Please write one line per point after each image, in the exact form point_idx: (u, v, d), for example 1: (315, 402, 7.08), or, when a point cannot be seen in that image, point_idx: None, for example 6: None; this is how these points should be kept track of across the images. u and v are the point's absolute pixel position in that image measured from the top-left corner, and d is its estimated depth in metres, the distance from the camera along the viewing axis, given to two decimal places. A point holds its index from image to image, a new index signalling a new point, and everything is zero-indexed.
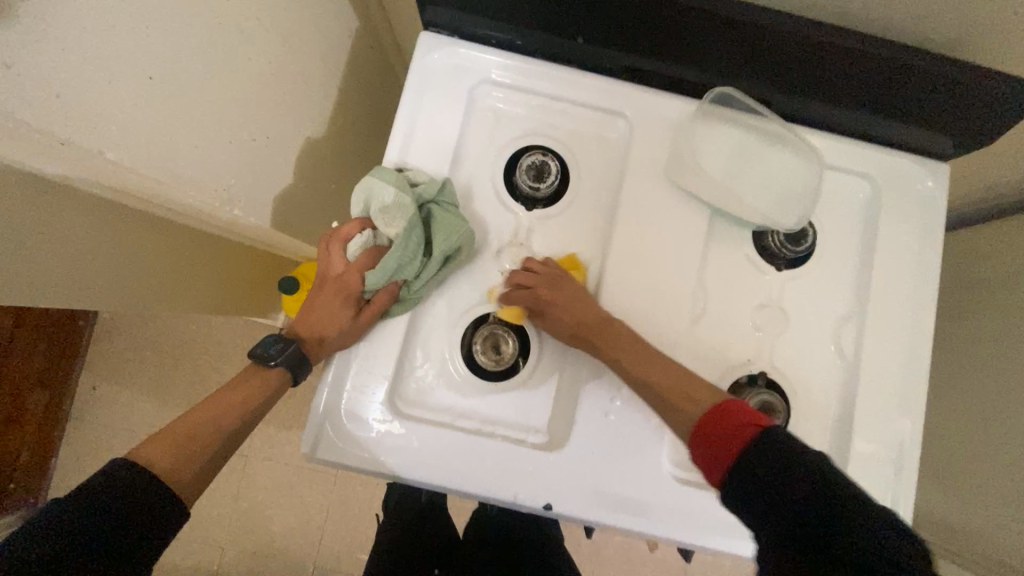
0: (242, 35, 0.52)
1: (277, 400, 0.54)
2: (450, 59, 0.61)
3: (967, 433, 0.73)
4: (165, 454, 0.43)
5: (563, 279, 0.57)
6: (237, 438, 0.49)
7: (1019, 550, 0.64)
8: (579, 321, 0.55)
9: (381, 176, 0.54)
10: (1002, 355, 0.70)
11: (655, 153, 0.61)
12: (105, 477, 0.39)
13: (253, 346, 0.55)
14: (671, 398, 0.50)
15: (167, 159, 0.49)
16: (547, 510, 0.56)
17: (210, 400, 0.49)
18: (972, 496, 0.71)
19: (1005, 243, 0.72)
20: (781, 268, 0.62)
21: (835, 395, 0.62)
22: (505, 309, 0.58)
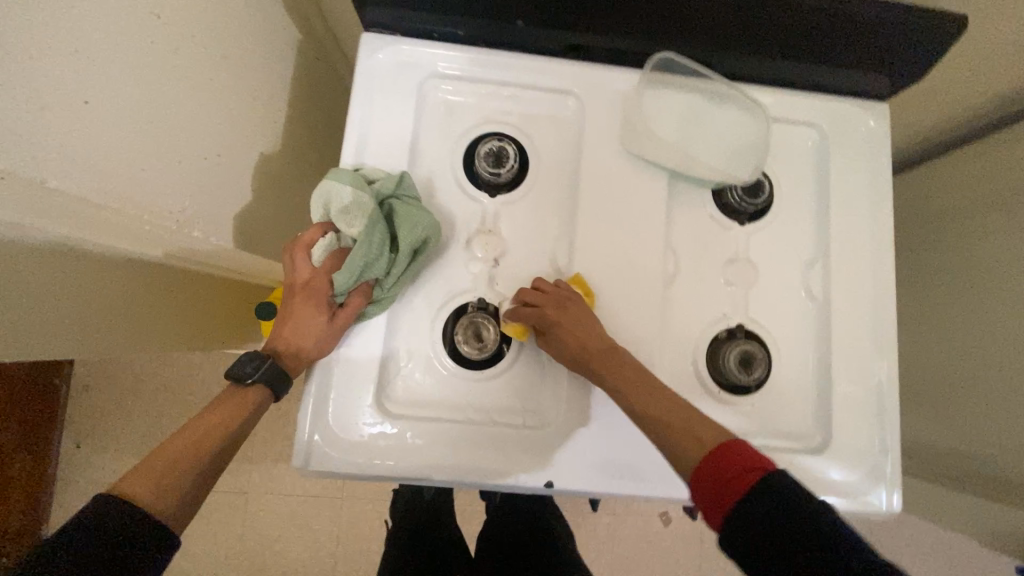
0: (180, 55, 0.51)
1: (258, 418, 0.53)
2: (395, 58, 0.61)
3: (949, 362, 0.77)
4: (148, 483, 0.42)
5: (573, 302, 0.56)
6: (225, 454, 0.48)
7: (1003, 463, 0.68)
8: (583, 346, 0.53)
9: (338, 177, 0.53)
10: (971, 282, 0.73)
11: (610, 124, 0.62)
12: (91, 512, 0.38)
13: (229, 367, 0.53)
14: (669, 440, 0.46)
15: (112, 184, 0.48)
16: (548, 488, 0.56)
17: (193, 424, 0.48)
18: (960, 422, 0.74)
19: (961, 179, 0.75)
20: (745, 222, 0.64)
21: (812, 339, 0.63)
22: (511, 325, 0.57)
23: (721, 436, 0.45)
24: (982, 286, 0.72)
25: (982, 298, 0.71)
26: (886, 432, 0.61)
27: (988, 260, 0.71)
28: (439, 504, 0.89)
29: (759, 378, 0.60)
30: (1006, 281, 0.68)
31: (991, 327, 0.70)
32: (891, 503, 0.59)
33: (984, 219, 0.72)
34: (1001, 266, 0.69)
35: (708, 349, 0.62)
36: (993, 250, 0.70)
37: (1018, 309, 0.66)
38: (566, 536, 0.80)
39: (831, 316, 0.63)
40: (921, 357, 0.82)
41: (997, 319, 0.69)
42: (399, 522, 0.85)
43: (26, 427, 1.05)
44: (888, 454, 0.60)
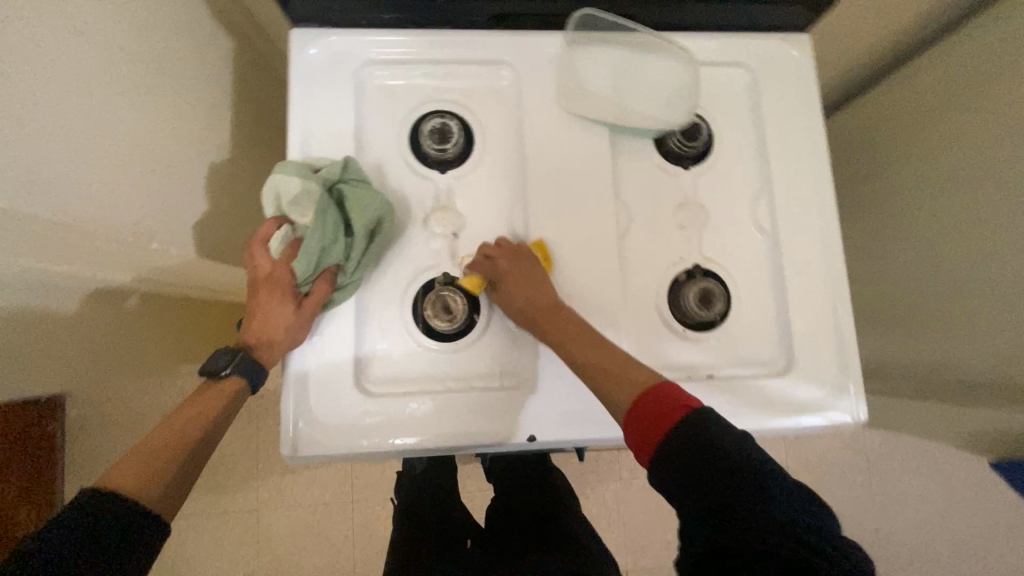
0: (111, 68, 0.52)
1: (238, 408, 0.54)
2: (328, 50, 0.63)
3: (919, 276, 0.80)
4: (133, 475, 0.43)
5: (524, 254, 0.59)
6: (209, 441, 0.50)
7: (972, 362, 0.71)
8: (529, 297, 0.57)
9: (284, 170, 0.54)
10: (924, 196, 0.77)
11: (547, 87, 0.64)
12: (80, 504, 0.39)
13: (203, 365, 0.54)
14: (608, 377, 0.51)
15: (66, 205, 0.48)
16: (532, 441, 0.58)
17: (173, 419, 0.49)
18: (934, 332, 0.78)
19: (899, 100, 0.79)
20: (690, 165, 0.67)
21: (767, 268, 0.66)
22: (467, 278, 0.60)
23: (653, 376, 0.50)
24: (938, 199, 0.75)
25: (938, 209, 0.75)
26: (847, 345, 0.64)
27: (944, 171, 0.73)
28: (440, 482, 0.91)
29: (719, 312, 0.63)
30: (958, 189, 0.71)
31: (951, 234, 0.73)
32: (857, 412, 0.62)
33: (928, 134, 0.75)
34: (952, 176, 0.72)
35: (669, 292, 0.64)
36: (943, 162, 0.73)
37: (979, 211, 0.69)
38: (563, 499, 0.82)
39: (782, 244, 0.65)
40: (892, 278, 0.85)
41: (959, 225, 0.72)
42: (403, 501, 0.87)
43: (22, 477, 1.04)
44: (850, 365, 0.63)
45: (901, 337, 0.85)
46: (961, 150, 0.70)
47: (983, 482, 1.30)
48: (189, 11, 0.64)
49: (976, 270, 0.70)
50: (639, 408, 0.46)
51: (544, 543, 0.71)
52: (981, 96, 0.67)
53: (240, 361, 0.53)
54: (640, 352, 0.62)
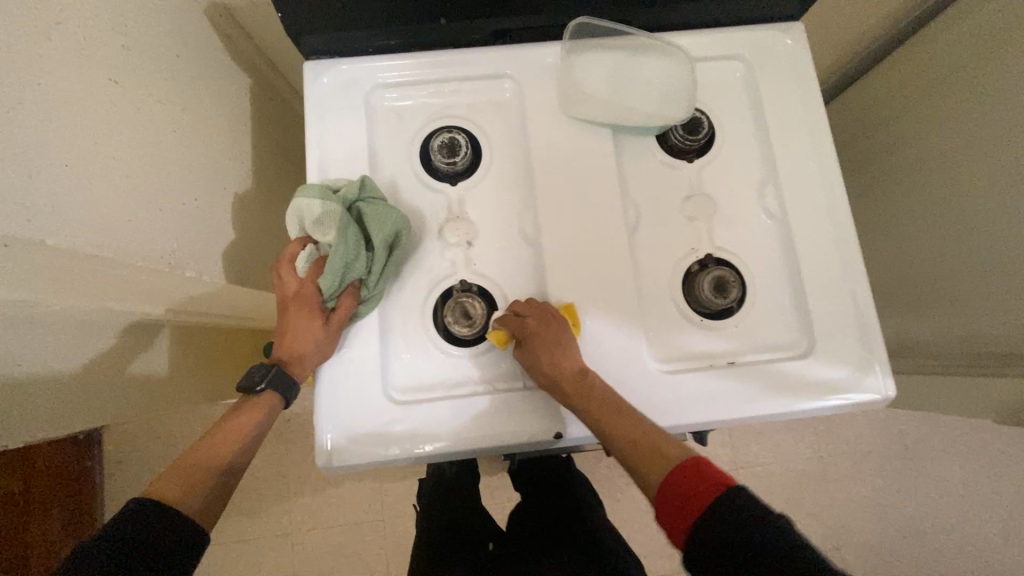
0: (142, 113, 0.56)
1: (272, 422, 0.57)
2: (338, 78, 0.66)
3: (941, 251, 0.78)
4: (178, 487, 0.47)
5: (553, 319, 0.59)
6: (245, 456, 0.53)
7: (1000, 331, 0.70)
8: (554, 366, 0.56)
9: (305, 192, 0.57)
10: (937, 167, 0.76)
11: (548, 93, 0.66)
12: (130, 514, 0.42)
13: (239, 381, 0.56)
14: (638, 462, 0.52)
15: (113, 242, 0.52)
16: (558, 438, 0.59)
17: (218, 431, 0.53)
18: (960, 307, 0.76)
19: (904, 77, 0.79)
20: (693, 158, 0.68)
21: (779, 253, 0.66)
22: (494, 331, 0.59)
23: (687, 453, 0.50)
24: (951, 170, 0.74)
25: (952, 181, 0.74)
26: (869, 320, 0.63)
27: (954, 142, 0.73)
28: (462, 486, 0.92)
29: (735, 300, 0.63)
30: (972, 159, 0.71)
31: (966, 205, 0.72)
32: (884, 393, 0.61)
33: (935, 107, 0.75)
34: (963, 147, 0.72)
35: (683, 283, 0.65)
36: (953, 132, 0.73)
37: (997, 177, 0.68)
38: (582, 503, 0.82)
39: (793, 226, 0.65)
40: (912, 256, 0.84)
41: (975, 195, 0.71)
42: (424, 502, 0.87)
43: (68, 511, 1.08)
44: (874, 339, 0.62)
45: (927, 314, 0.83)
46: (973, 120, 0.70)
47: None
48: (208, 55, 0.69)
49: (998, 239, 0.69)
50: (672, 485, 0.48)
51: (562, 552, 0.71)
52: (987, 62, 0.67)
53: (276, 376, 0.56)
54: (658, 343, 0.63)
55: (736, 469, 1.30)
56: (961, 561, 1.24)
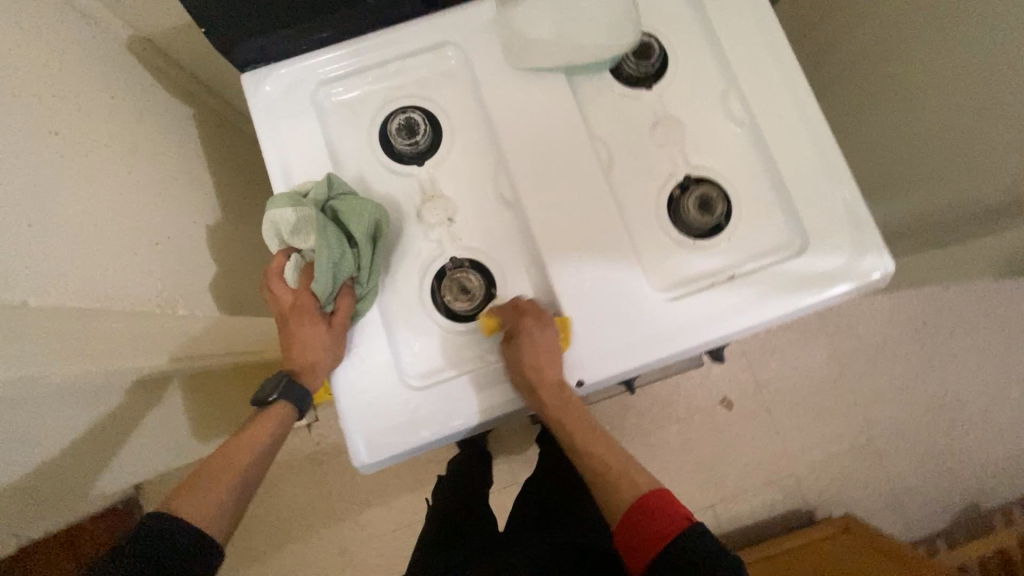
0: (92, 159, 0.55)
1: (286, 431, 0.61)
2: (280, 83, 0.65)
3: (912, 126, 0.78)
4: (192, 501, 0.51)
5: (548, 325, 0.58)
6: (257, 467, 0.57)
7: (984, 194, 0.70)
8: (539, 374, 0.57)
9: (275, 203, 0.56)
10: (899, 40, 0.75)
11: (493, 51, 0.65)
12: (147, 526, 0.47)
13: (253, 396, 0.59)
14: (609, 476, 0.59)
15: (95, 292, 0.52)
16: (581, 385, 0.60)
17: (233, 444, 0.57)
18: (940, 179, 0.76)
19: None
20: (652, 84, 0.67)
21: (755, 159, 0.66)
22: (488, 321, 0.60)
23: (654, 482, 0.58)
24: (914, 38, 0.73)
25: (912, 50, 0.73)
26: (856, 202, 0.63)
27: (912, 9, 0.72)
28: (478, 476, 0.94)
29: (722, 215, 0.64)
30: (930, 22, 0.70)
31: (931, 72, 0.72)
32: (884, 270, 0.61)
33: None
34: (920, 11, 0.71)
35: (669, 210, 0.65)
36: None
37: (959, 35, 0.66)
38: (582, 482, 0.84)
39: (763, 128, 0.65)
40: (885, 138, 0.84)
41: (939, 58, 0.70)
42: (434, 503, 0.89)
43: None
44: (865, 220, 0.63)
45: (909, 193, 0.83)
46: None
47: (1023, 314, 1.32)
48: (143, 91, 0.67)
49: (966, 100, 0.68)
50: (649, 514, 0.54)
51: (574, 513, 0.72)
52: None
53: (287, 387, 0.58)
54: (656, 273, 0.64)
55: (757, 387, 1.34)
56: (975, 417, 1.31)
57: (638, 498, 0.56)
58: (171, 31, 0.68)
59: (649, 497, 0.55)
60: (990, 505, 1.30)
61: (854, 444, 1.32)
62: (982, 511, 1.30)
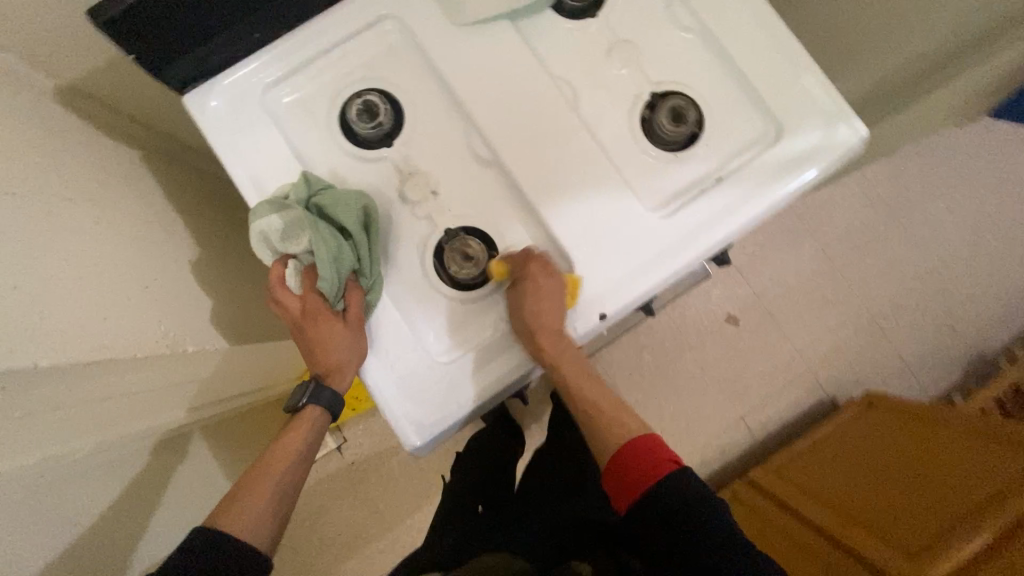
0: (57, 218, 0.54)
1: (321, 433, 0.65)
2: (226, 97, 0.62)
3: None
4: (235, 515, 0.57)
5: (555, 271, 0.59)
6: (292, 476, 0.62)
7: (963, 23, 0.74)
8: (540, 320, 0.58)
9: (259, 213, 0.55)
10: None
11: (432, 14, 0.63)
12: (196, 541, 0.52)
13: (287, 402, 0.64)
14: (603, 420, 0.63)
15: (93, 339, 0.52)
16: (604, 318, 0.61)
17: (274, 451, 0.62)
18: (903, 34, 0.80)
19: None
20: (596, 12, 0.66)
21: (713, 62, 0.66)
22: (496, 268, 0.60)
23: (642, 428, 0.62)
24: None
25: None
26: (820, 78, 0.64)
27: None
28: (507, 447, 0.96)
29: (695, 122, 0.65)
30: None
31: None
32: (859, 135, 0.63)
33: None
34: None
35: (643, 130, 0.65)
36: None
37: None
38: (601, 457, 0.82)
39: (713, 29, 0.65)
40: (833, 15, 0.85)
41: None
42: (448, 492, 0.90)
43: None
44: (833, 93, 0.64)
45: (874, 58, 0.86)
46: None
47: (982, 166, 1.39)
48: (84, 140, 0.64)
49: None
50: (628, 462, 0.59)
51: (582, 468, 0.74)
52: None
53: (314, 391, 0.62)
54: (648, 194, 0.64)
55: (756, 296, 1.38)
56: (959, 272, 1.38)
57: (624, 444, 0.60)
58: (96, 73, 0.64)
59: (628, 445, 0.60)
60: (987, 349, 1.39)
61: (857, 326, 1.37)
62: (983, 356, 1.39)
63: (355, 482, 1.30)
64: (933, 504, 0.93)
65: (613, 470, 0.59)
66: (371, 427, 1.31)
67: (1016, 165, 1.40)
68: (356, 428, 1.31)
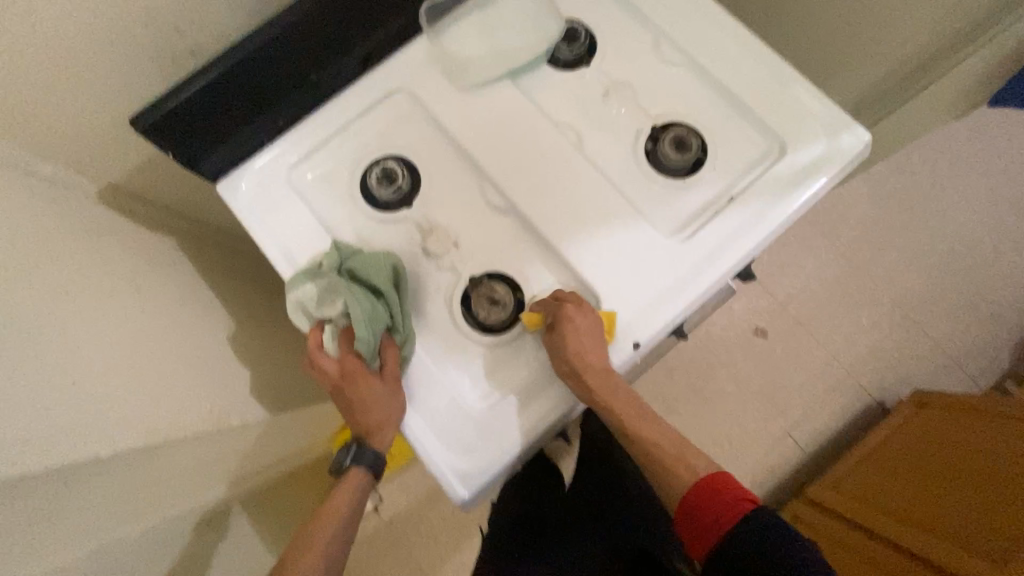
0: (108, 309, 0.57)
1: (365, 493, 0.64)
2: (254, 179, 0.67)
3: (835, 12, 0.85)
4: None
5: (586, 309, 0.58)
6: (342, 538, 0.61)
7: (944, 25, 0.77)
8: (581, 362, 0.57)
9: (297, 284, 0.59)
10: None
11: (437, 82, 0.68)
12: None
13: (333, 464, 0.64)
14: (666, 464, 0.60)
15: (141, 425, 0.55)
16: (638, 347, 0.61)
17: (322, 514, 0.61)
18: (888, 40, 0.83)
19: None
20: (589, 60, 0.70)
21: (707, 89, 0.69)
22: (530, 315, 0.60)
23: (710, 466, 0.59)
24: None
25: None
26: (815, 93, 0.67)
27: None
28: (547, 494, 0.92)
29: (698, 148, 0.67)
30: None
31: None
32: (860, 140, 0.65)
33: None
34: None
35: (650, 160, 0.67)
36: None
37: None
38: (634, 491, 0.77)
39: (701, 61, 0.69)
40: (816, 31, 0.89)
41: None
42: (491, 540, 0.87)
43: None
44: (830, 105, 0.66)
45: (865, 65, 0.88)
46: None
47: (985, 152, 1.39)
48: (127, 233, 0.68)
49: None
50: (703, 503, 0.55)
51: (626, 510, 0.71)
52: None
53: (357, 452, 0.62)
54: (665, 219, 0.65)
55: (781, 305, 1.35)
56: (985, 257, 1.35)
57: (694, 485, 0.57)
58: (136, 174, 0.70)
59: (701, 486, 0.56)
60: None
61: (891, 324, 1.34)
62: None
63: (397, 543, 1.26)
64: (1008, 493, 0.88)
65: (688, 512, 0.56)
66: (407, 483, 1.28)
67: (1021, 147, 1.39)
68: (393, 487, 1.28)
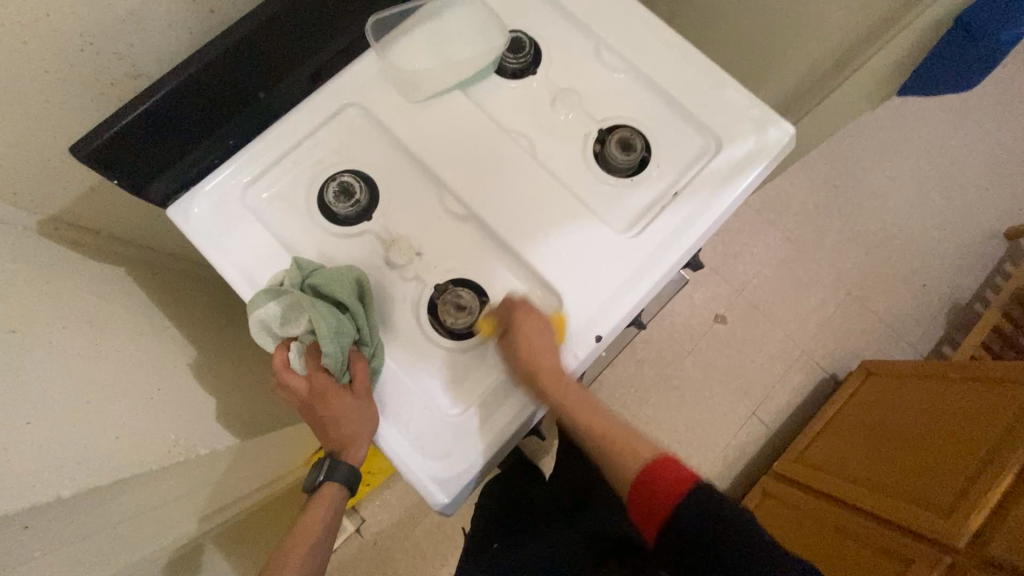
0: (62, 343, 0.56)
1: (340, 509, 0.64)
2: (207, 201, 0.66)
3: None
4: None
5: (533, 313, 0.61)
6: (317, 556, 0.61)
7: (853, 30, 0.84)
8: (529, 361, 0.60)
9: (258, 303, 0.58)
10: None
11: (388, 98, 0.69)
12: None
13: (306, 481, 0.64)
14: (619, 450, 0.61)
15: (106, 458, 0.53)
16: (600, 340, 0.64)
17: (297, 533, 0.61)
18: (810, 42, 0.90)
19: None
20: (536, 69, 0.73)
21: (647, 93, 0.73)
22: (483, 323, 0.63)
23: (654, 446, 0.59)
24: None
25: None
26: (744, 95, 0.72)
27: None
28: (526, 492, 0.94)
29: (643, 148, 0.70)
30: None
31: None
32: (786, 135, 0.70)
33: None
34: None
35: (599, 162, 0.70)
36: None
37: None
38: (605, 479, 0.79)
39: (640, 67, 0.73)
40: None
41: None
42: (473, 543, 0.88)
43: None
44: (757, 105, 0.72)
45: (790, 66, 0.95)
46: None
47: (905, 139, 1.52)
48: (75, 265, 0.66)
49: None
50: (649, 481, 0.56)
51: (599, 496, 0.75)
52: None
53: (330, 468, 0.61)
54: (616, 218, 0.68)
55: (736, 292, 1.43)
56: (913, 234, 1.48)
57: (643, 468, 0.57)
58: (80, 204, 0.67)
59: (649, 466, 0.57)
60: (960, 302, 1.46)
61: (836, 302, 1.43)
62: (960, 307, 1.46)
63: (382, 561, 1.24)
64: (949, 447, 0.97)
65: (636, 494, 0.56)
66: (390, 499, 1.26)
67: (935, 133, 1.53)
68: (374, 504, 1.26)
